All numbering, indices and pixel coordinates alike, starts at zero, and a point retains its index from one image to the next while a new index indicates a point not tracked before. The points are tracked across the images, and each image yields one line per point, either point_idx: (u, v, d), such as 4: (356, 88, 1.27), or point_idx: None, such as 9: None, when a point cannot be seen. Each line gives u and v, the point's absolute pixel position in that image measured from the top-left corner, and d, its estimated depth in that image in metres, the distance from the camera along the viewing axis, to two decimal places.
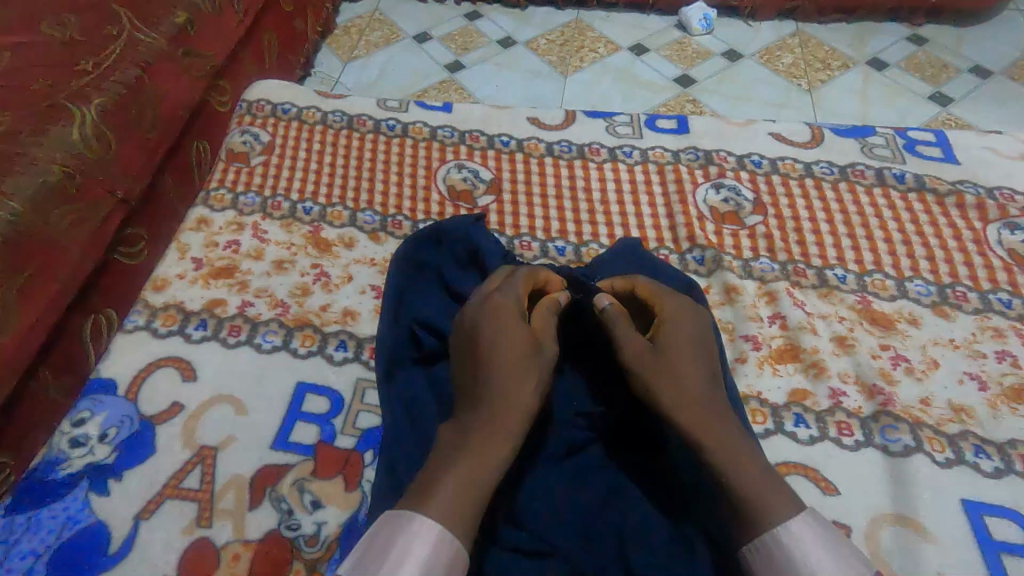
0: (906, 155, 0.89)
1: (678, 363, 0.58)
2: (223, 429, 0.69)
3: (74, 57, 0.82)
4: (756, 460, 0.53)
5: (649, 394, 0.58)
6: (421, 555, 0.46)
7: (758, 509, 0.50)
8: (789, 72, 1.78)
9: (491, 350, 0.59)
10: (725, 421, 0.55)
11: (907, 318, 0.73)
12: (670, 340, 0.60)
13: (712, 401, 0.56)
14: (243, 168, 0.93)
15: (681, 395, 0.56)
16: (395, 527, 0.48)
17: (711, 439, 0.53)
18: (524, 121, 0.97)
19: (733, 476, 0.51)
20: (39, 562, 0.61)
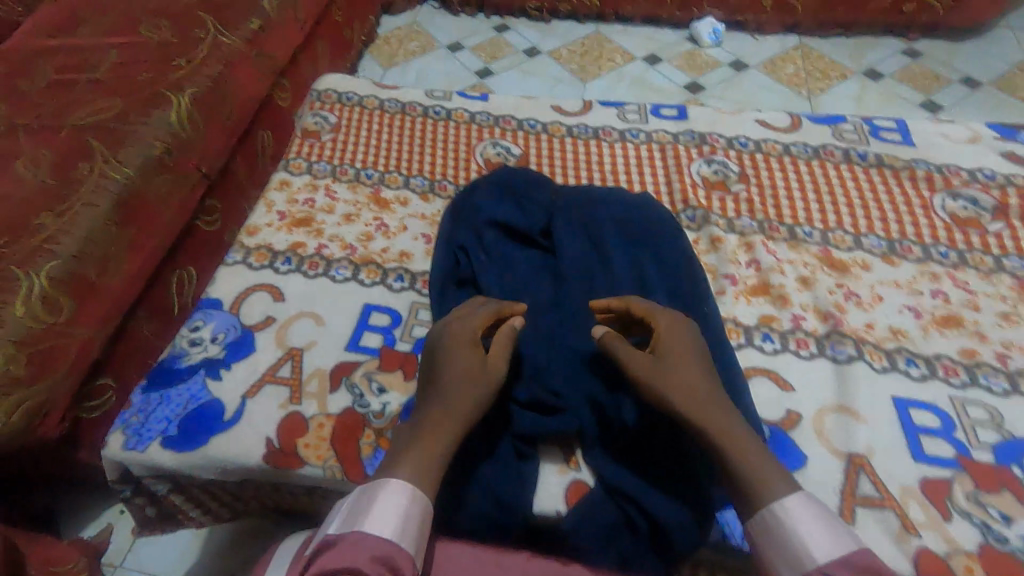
0: (871, 139, 1.05)
1: (677, 370, 0.67)
2: (308, 336, 0.87)
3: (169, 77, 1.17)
4: (749, 440, 0.63)
5: (661, 402, 0.66)
6: (398, 501, 0.56)
7: (764, 484, 0.59)
8: (790, 80, 1.96)
9: (441, 379, 0.68)
10: (719, 411, 0.64)
11: (860, 264, 0.89)
12: (666, 352, 0.69)
13: (704, 392, 0.66)
14: (316, 143, 1.13)
15: (686, 397, 0.65)
16: (384, 494, 0.57)
17: (719, 434, 0.63)
18: (548, 109, 1.15)
19: (733, 456, 0.61)
20: (172, 425, 0.79)
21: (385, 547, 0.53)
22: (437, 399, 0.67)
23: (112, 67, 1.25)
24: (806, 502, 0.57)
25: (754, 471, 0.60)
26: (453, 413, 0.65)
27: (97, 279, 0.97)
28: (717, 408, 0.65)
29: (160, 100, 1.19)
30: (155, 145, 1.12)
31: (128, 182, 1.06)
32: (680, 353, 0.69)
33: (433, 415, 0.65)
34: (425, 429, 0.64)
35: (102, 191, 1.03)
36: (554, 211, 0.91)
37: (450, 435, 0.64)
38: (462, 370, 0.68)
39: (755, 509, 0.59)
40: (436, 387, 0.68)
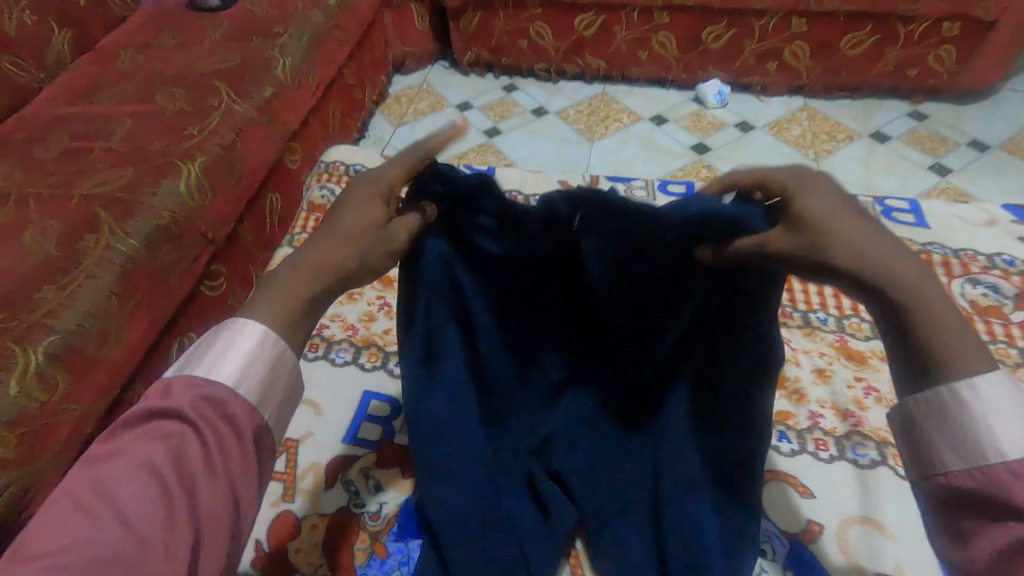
0: (884, 220, 1.03)
1: (836, 226, 0.48)
2: (304, 425, 0.84)
3: (179, 139, 1.26)
4: (945, 304, 0.47)
5: (830, 276, 0.49)
6: (243, 353, 0.51)
7: (953, 356, 0.46)
8: (796, 142, 1.97)
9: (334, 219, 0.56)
10: (907, 263, 0.48)
11: (879, 355, 0.86)
12: (812, 214, 0.49)
13: (887, 245, 0.48)
14: (321, 217, 1.13)
15: (861, 254, 0.47)
16: (216, 337, 0.52)
17: (903, 297, 0.47)
18: (555, 184, 1.15)
19: (926, 331, 0.47)
20: None
21: (217, 404, 0.50)
22: (327, 231, 0.56)
23: (123, 137, 1.26)
24: (1003, 387, 0.45)
25: (945, 337, 0.47)
26: (326, 264, 0.54)
27: (95, 353, 0.99)
28: (910, 267, 0.47)
29: (171, 169, 1.20)
30: (164, 216, 1.13)
31: (133, 256, 1.07)
32: (830, 217, 0.49)
33: (292, 269, 0.54)
34: (293, 269, 0.54)
35: (106, 264, 1.04)
36: (513, 253, 0.64)
37: (317, 289, 0.54)
38: (351, 220, 0.56)
39: (937, 379, 0.47)
40: (332, 217, 0.56)
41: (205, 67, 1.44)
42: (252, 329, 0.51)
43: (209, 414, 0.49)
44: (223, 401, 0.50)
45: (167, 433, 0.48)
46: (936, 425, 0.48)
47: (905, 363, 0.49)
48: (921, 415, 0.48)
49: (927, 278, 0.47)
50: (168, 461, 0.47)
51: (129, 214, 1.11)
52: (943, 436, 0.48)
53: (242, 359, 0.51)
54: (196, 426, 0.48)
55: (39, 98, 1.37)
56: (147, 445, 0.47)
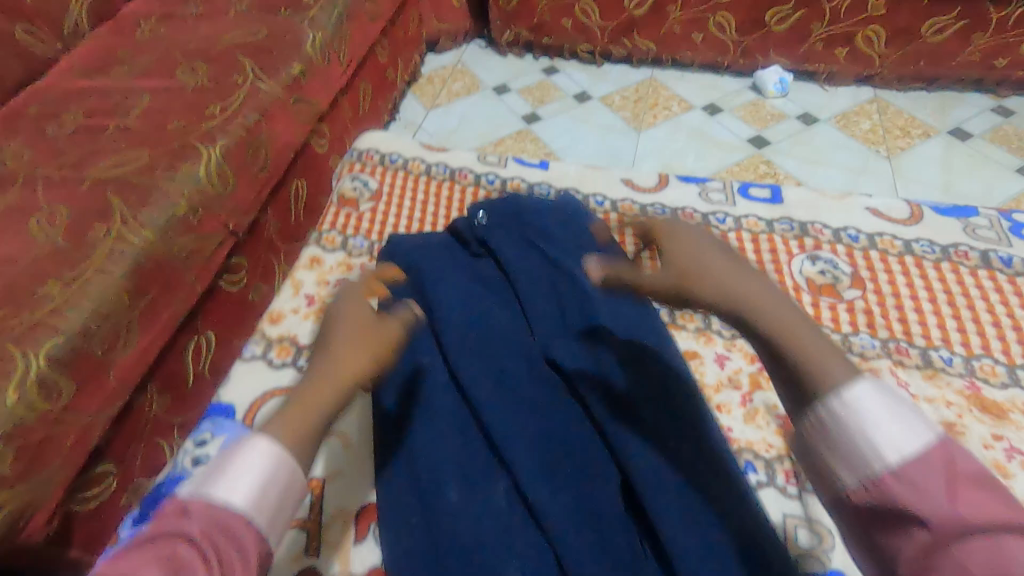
0: (1013, 238, 0.87)
1: (732, 278, 0.51)
2: (331, 463, 0.76)
3: (203, 115, 1.15)
4: (812, 332, 0.47)
5: (753, 319, 0.48)
6: (259, 472, 0.45)
7: (813, 372, 0.45)
8: (867, 138, 1.78)
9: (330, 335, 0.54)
10: (814, 334, 0.47)
11: (1019, 408, 0.71)
12: (719, 287, 0.50)
13: (759, 287, 0.50)
14: (353, 213, 1.00)
15: (780, 320, 0.47)
16: (236, 455, 0.46)
17: (793, 344, 0.46)
18: (616, 183, 1.01)
19: (789, 351, 0.46)
20: None
21: (228, 528, 0.43)
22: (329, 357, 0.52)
23: (140, 116, 1.15)
24: (881, 391, 0.43)
25: (804, 355, 0.46)
26: (331, 389, 0.50)
27: (103, 357, 0.87)
28: (774, 304, 0.49)
29: (189, 153, 1.08)
30: (180, 204, 1.02)
31: (145, 249, 0.95)
32: (723, 268, 0.51)
33: (298, 400, 0.49)
34: (289, 409, 0.49)
35: (116, 257, 0.93)
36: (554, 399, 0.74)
37: (322, 415, 0.49)
38: (360, 343, 0.53)
39: (806, 402, 0.45)
40: (323, 346, 0.53)
41: (229, 40, 1.31)
42: (270, 448, 0.46)
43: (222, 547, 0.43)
44: (236, 532, 0.43)
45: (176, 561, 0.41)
46: (838, 452, 0.43)
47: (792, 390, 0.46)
48: (795, 416, 0.46)
49: (719, 243, 0.56)
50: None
51: (143, 201, 1.00)
52: (842, 461, 0.43)
53: (265, 480, 0.45)
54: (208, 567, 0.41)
55: (53, 70, 1.26)
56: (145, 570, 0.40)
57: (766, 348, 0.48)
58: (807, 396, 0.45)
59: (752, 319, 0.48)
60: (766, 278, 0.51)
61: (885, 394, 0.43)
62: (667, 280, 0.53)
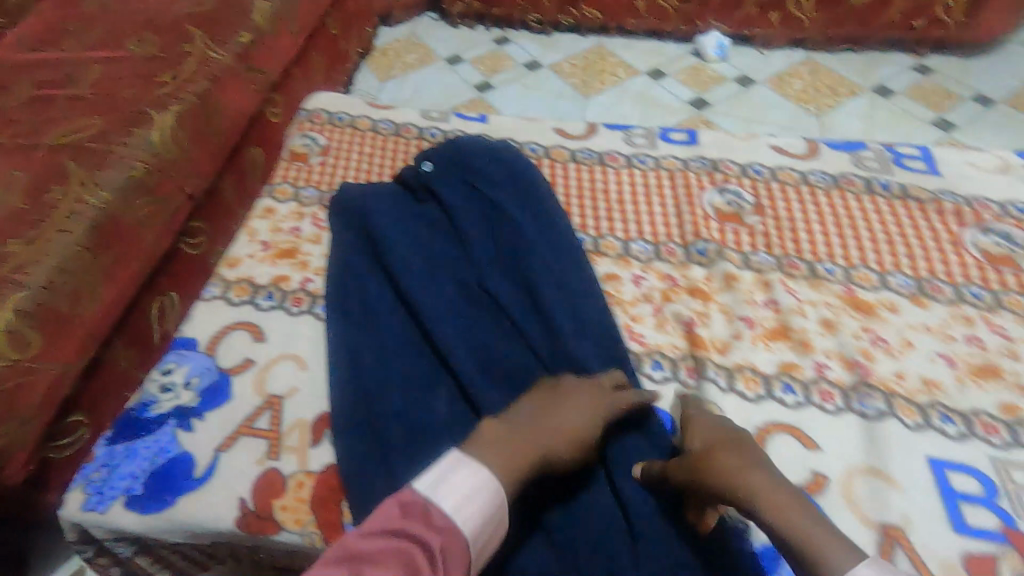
0: (894, 167, 0.99)
1: (737, 482, 0.61)
2: (288, 381, 0.81)
3: (154, 83, 1.18)
4: (802, 510, 0.57)
5: (744, 502, 0.60)
6: (484, 508, 0.54)
7: (816, 552, 0.53)
8: (798, 97, 1.90)
9: (557, 421, 0.65)
10: (794, 504, 0.57)
11: (887, 305, 0.82)
12: (741, 480, 0.61)
13: (774, 489, 0.59)
14: (303, 167, 1.06)
15: (771, 502, 0.58)
16: (470, 473, 0.56)
17: (779, 518, 0.57)
18: (550, 132, 1.09)
19: (791, 534, 0.56)
20: (137, 483, 0.73)
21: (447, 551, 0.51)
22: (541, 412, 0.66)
23: (95, 83, 1.17)
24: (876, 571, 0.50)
25: (801, 528, 0.56)
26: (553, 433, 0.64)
27: (72, 312, 0.88)
28: (788, 502, 0.58)
29: (142, 120, 1.10)
30: (136, 165, 1.02)
31: (104, 208, 0.96)
32: (736, 482, 0.61)
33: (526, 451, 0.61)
34: (528, 450, 0.61)
35: (78, 216, 0.93)
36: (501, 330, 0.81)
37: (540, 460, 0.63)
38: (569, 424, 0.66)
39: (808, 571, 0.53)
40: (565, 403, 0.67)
41: (176, 9, 1.34)
42: (483, 481, 0.56)
43: (447, 556, 0.51)
44: (453, 549, 0.51)
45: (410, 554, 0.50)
46: None
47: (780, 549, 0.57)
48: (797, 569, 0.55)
49: (765, 455, 0.65)
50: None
51: (100, 164, 1.01)
52: None
53: (484, 507, 0.54)
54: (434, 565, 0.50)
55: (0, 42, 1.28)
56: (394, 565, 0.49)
57: (771, 533, 0.57)
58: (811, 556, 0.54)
59: (757, 516, 0.59)
60: (792, 490, 0.60)
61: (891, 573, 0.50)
62: (687, 472, 0.64)
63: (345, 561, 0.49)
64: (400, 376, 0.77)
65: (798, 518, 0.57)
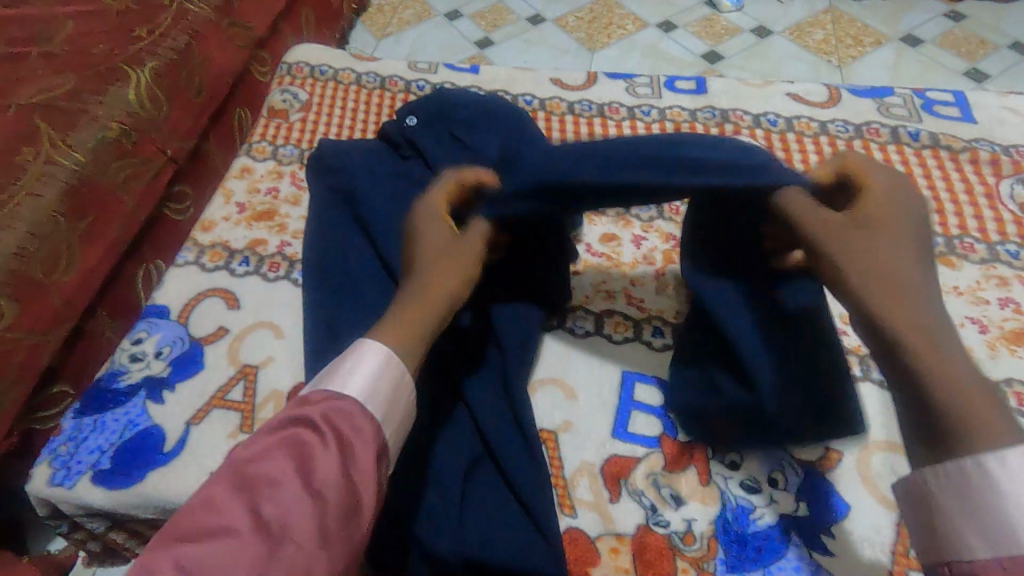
0: (923, 114, 0.90)
1: (885, 252, 0.44)
2: (263, 351, 0.76)
3: (129, 25, 1.01)
4: (965, 363, 0.40)
5: (866, 256, 0.44)
6: (368, 369, 0.48)
7: (964, 424, 0.39)
8: (819, 48, 1.77)
9: (425, 256, 0.57)
10: (953, 350, 0.41)
11: None
12: (840, 227, 0.46)
13: (929, 316, 0.42)
14: (282, 124, 1.00)
15: (920, 314, 0.42)
16: (350, 352, 0.49)
17: (931, 358, 0.40)
18: (546, 83, 1.01)
19: (941, 396, 0.40)
20: (105, 456, 0.69)
21: (348, 415, 0.46)
22: (420, 267, 0.57)
23: (69, 36, 0.97)
24: None
25: (961, 397, 0.39)
26: (433, 287, 0.55)
27: (48, 280, 0.80)
28: (927, 311, 0.42)
29: (116, 74, 0.95)
30: (111, 127, 0.90)
31: (77, 173, 0.85)
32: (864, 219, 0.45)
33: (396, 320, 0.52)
34: (400, 317, 0.52)
35: (49, 181, 0.83)
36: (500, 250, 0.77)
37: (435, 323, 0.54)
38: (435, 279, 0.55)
39: (946, 451, 0.39)
40: (435, 254, 0.57)
41: None
42: (368, 352, 0.49)
43: (339, 423, 0.46)
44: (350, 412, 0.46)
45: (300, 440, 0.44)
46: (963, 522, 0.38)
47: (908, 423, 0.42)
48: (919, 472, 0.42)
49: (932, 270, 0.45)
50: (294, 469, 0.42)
51: (69, 124, 0.88)
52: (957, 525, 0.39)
53: (373, 372, 0.48)
54: (326, 437, 0.44)
55: None
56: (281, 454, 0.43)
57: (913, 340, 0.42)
58: (951, 442, 0.39)
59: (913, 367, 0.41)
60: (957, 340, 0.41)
61: None
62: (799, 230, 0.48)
63: (231, 476, 0.42)
64: None
65: (955, 367, 0.40)
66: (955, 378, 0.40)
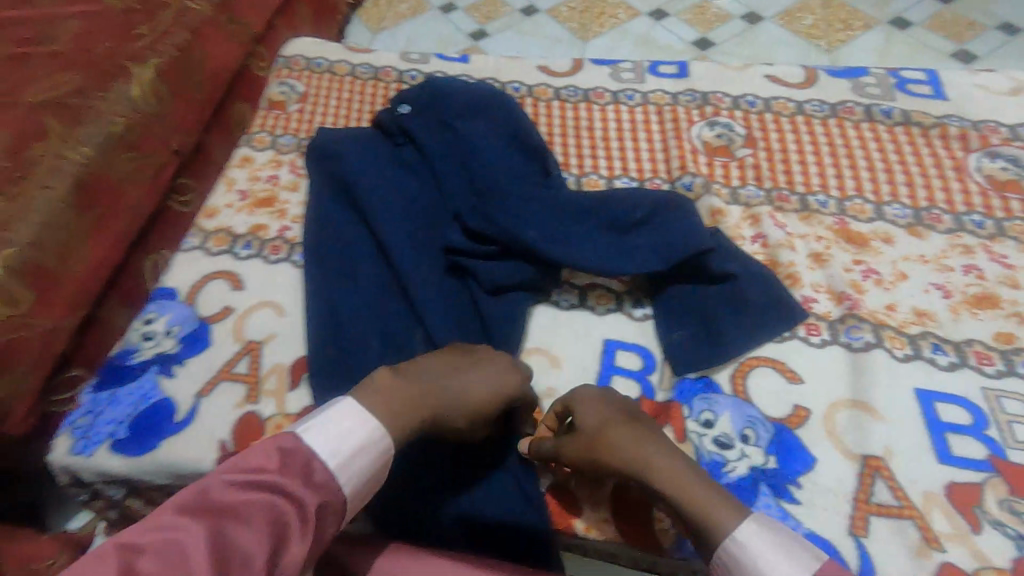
0: (897, 93, 0.93)
1: (632, 446, 0.57)
2: (266, 328, 0.80)
3: (131, 24, 1.04)
4: (696, 480, 0.52)
5: (641, 475, 0.55)
6: (362, 464, 0.50)
7: (707, 520, 0.49)
8: (808, 32, 1.80)
9: (462, 389, 0.61)
10: (670, 463, 0.54)
11: (881, 237, 0.79)
12: (603, 430, 0.59)
13: (670, 463, 0.54)
14: (281, 115, 1.04)
15: (670, 474, 0.54)
16: (356, 430, 0.51)
17: (674, 488, 0.52)
18: (534, 70, 1.04)
19: (687, 503, 0.51)
20: (122, 427, 0.74)
21: (327, 507, 0.48)
22: (451, 387, 0.61)
23: (72, 35, 1.00)
24: (765, 535, 0.46)
25: (696, 506, 0.51)
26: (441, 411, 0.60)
27: (60, 268, 0.84)
28: (659, 459, 0.55)
29: (120, 72, 0.99)
30: (117, 123, 0.94)
31: (87, 167, 0.89)
32: (601, 440, 0.58)
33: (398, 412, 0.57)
34: (398, 426, 0.56)
35: (58, 174, 0.87)
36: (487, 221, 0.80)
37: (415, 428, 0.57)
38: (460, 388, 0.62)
39: (706, 545, 0.49)
40: (478, 363, 0.64)
41: None
42: (370, 438, 0.52)
43: (320, 518, 0.47)
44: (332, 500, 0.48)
45: (280, 517, 0.44)
46: None
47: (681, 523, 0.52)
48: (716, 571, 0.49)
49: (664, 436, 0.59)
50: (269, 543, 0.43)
51: (77, 121, 0.92)
52: None
53: (365, 468, 0.51)
54: (307, 523, 0.45)
55: None
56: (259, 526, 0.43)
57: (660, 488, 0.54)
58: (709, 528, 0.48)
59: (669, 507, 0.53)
60: (661, 447, 0.56)
61: (779, 534, 0.46)
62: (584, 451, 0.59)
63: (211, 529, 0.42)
64: (377, 323, 0.76)
65: (684, 480, 0.53)
66: (671, 478, 0.53)
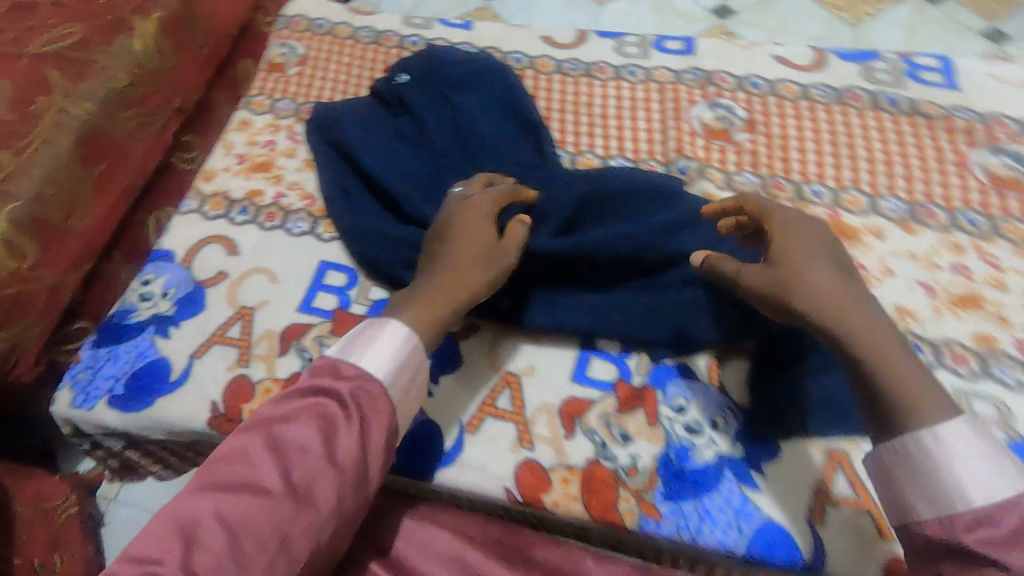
0: (907, 80, 0.90)
1: (854, 306, 0.56)
2: (259, 294, 0.82)
3: None
4: (903, 354, 0.53)
5: (841, 336, 0.55)
6: (387, 352, 0.57)
7: (913, 405, 0.51)
8: (833, 3, 1.72)
9: (451, 243, 0.67)
10: (876, 326, 0.55)
11: (872, 231, 0.78)
12: (810, 287, 0.57)
13: (871, 320, 0.55)
14: (280, 78, 1.03)
15: (870, 335, 0.54)
16: (378, 335, 0.58)
17: (873, 354, 0.53)
18: (537, 40, 1.02)
19: (884, 375, 0.52)
20: (118, 385, 0.77)
21: (369, 392, 0.55)
22: (448, 257, 0.66)
23: None
24: (970, 436, 0.49)
25: (903, 390, 0.52)
26: (457, 283, 0.65)
27: (64, 223, 0.85)
28: (881, 331, 0.55)
29: (121, 24, 0.95)
30: (119, 78, 0.92)
31: (87, 124, 0.88)
32: (824, 288, 0.57)
33: (424, 298, 0.64)
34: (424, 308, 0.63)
35: (60, 132, 0.85)
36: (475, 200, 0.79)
37: (448, 309, 0.64)
38: (473, 233, 0.67)
39: (891, 428, 0.51)
40: (452, 223, 0.69)
41: None
42: (395, 327, 0.59)
43: (362, 401, 0.54)
44: (373, 390, 0.55)
45: (325, 409, 0.53)
46: (920, 493, 0.49)
47: (859, 394, 0.54)
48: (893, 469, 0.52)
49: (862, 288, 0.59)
50: (318, 433, 0.51)
51: (78, 74, 0.89)
52: (921, 496, 0.50)
53: (396, 355, 0.58)
54: (349, 412, 0.53)
55: None
56: (307, 420, 0.52)
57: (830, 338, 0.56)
58: (901, 416, 0.51)
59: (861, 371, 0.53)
60: (872, 305, 0.57)
61: (971, 437, 0.49)
62: (765, 278, 0.59)
63: (263, 433, 0.51)
64: None
65: (883, 340, 0.54)
66: (875, 346, 0.54)
